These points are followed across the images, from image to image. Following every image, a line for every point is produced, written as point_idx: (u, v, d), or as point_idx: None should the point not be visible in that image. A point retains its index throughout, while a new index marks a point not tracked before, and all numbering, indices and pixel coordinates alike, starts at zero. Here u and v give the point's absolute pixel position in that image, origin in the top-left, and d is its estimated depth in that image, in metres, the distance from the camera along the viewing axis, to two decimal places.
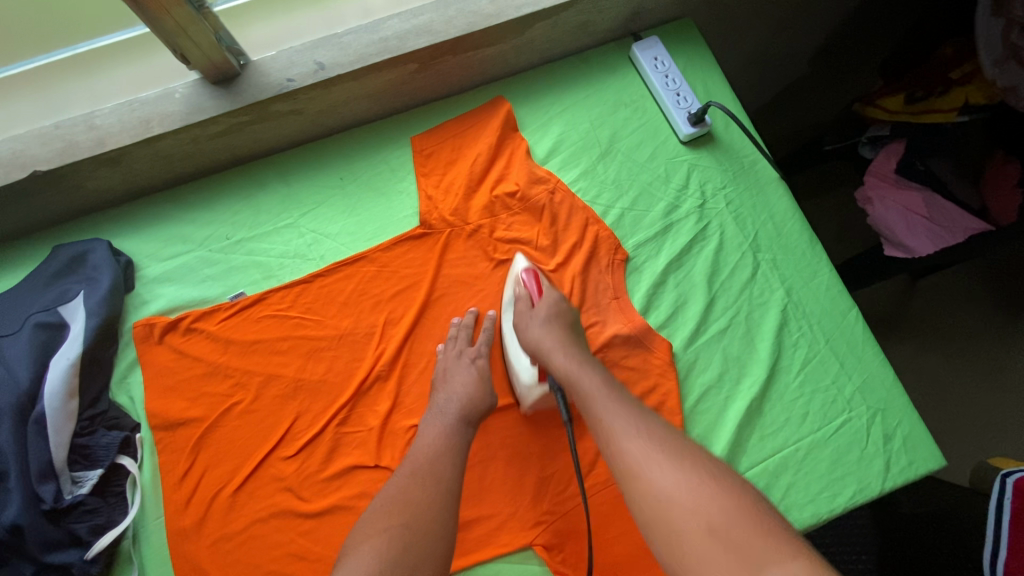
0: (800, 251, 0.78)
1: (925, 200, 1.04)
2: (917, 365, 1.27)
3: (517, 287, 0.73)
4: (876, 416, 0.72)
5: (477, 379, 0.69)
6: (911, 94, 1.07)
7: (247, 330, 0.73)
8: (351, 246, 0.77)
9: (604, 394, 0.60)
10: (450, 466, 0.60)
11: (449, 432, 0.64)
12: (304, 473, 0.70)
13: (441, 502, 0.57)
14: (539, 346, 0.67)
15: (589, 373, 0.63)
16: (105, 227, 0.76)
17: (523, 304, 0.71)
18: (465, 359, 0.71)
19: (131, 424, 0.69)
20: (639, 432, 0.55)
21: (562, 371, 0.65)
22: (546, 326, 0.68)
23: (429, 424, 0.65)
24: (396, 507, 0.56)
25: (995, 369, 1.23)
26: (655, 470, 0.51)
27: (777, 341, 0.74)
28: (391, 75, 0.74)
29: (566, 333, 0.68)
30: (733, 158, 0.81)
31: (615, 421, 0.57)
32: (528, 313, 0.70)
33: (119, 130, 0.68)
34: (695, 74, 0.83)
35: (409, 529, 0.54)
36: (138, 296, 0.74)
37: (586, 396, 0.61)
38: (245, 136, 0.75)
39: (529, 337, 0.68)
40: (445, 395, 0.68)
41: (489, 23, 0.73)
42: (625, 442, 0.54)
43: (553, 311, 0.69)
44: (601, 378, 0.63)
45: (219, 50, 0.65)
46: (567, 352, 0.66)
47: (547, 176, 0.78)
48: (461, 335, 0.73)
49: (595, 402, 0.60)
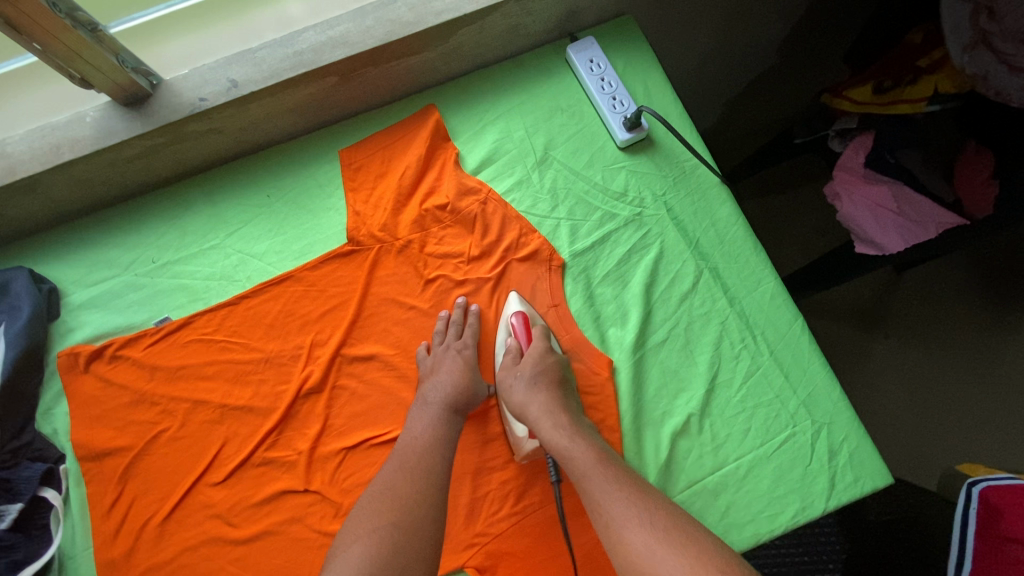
0: (743, 258, 0.74)
1: (892, 193, 1.00)
2: (899, 361, 1.22)
3: (510, 337, 0.72)
4: (822, 430, 0.68)
5: (465, 366, 0.69)
6: (879, 84, 1.03)
7: (172, 357, 0.72)
8: (278, 265, 0.76)
9: (600, 474, 0.58)
10: (439, 459, 0.63)
11: (436, 423, 0.65)
12: (233, 499, 0.68)
13: (429, 497, 0.59)
14: (524, 411, 0.65)
15: (582, 446, 0.60)
16: (31, 254, 0.75)
17: (510, 360, 0.70)
18: (450, 351, 0.70)
19: (56, 455, 0.68)
20: (643, 524, 0.53)
21: (551, 442, 0.62)
22: (530, 391, 0.66)
23: (415, 415, 0.66)
24: (385, 506, 0.58)
25: (974, 361, 1.20)
26: (662, 559, 0.50)
27: (719, 355, 0.71)
28: (310, 89, 0.72)
29: (553, 394, 0.65)
30: (673, 162, 0.77)
31: (620, 517, 0.54)
32: (511, 373, 0.68)
33: (30, 157, 0.67)
34: (634, 75, 0.80)
35: (397, 527, 0.56)
36: (64, 324, 0.73)
37: (581, 473, 0.59)
38: (165, 157, 0.73)
39: (514, 403, 0.67)
40: (429, 386, 0.68)
41: (406, 32, 0.69)
42: (627, 533, 0.53)
43: (539, 369, 0.67)
44: (595, 451, 0.60)
45: (123, 72, 0.64)
46: (556, 420, 0.63)
47: (478, 187, 0.76)
48: (449, 328, 0.72)
49: (590, 484, 0.58)
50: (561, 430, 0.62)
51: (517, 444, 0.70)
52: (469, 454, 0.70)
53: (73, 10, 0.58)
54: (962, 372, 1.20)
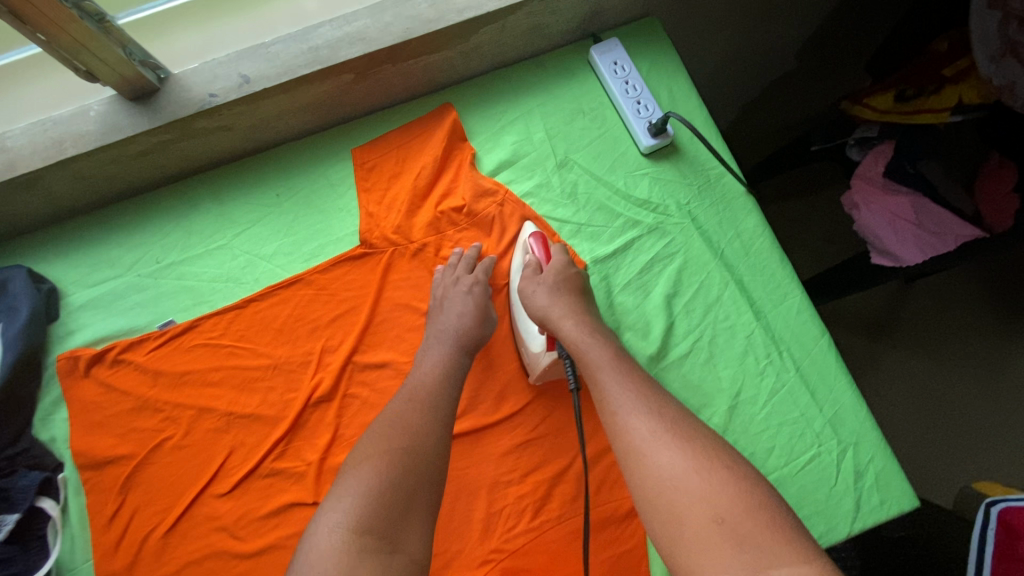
0: (769, 270, 0.72)
1: (914, 205, 0.98)
2: (911, 372, 1.21)
3: (527, 255, 0.70)
4: (847, 450, 0.66)
5: (479, 307, 0.67)
6: (901, 93, 1.01)
7: (176, 361, 0.69)
8: (288, 267, 0.73)
9: (615, 368, 0.58)
10: (447, 392, 0.61)
11: (445, 357, 0.64)
12: (240, 511, 0.66)
13: (429, 428, 0.57)
14: (545, 314, 0.64)
15: (599, 345, 0.60)
16: (29, 252, 0.72)
17: (530, 271, 0.68)
18: (462, 287, 0.68)
19: (54, 463, 0.66)
20: (646, 413, 0.53)
21: (570, 351, 0.62)
22: (552, 295, 0.64)
23: (427, 353, 0.65)
24: (384, 436, 0.55)
25: (985, 374, 1.19)
26: (661, 452, 0.49)
27: (743, 370, 0.69)
28: (325, 86, 0.69)
29: (574, 298, 0.65)
30: (697, 170, 0.75)
31: (623, 402, 0.54)
32: (533, 280, 0.67)
33: (30, 152, 0.64)
34: (658, 79, 0.77)
35: (405, 452, 0.54)
36: (64, 326, 0.70)
37: (594, 367, 0.59)
38: (172, 154, 0.70)
39: (534, 305, 0.65)
40: (441, 324, 0.66)
41: (427, 29, 0.67)
42: (631, 419, 0.53)
43: (561, 277, 0.66)
44: (611, 350, 0.60)
45: (131, 66, 0.61)
46: (575, 317, 0.63)
47: (494, 189, 0.74)
48: (459, 263, 0.71)
49: (604, 376, 0.57)
50: (581, 327, 0.62)
51: (533, 456, 0.68)
52: (485, 467, 0.67)
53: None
54: (974, 385, 1.18)
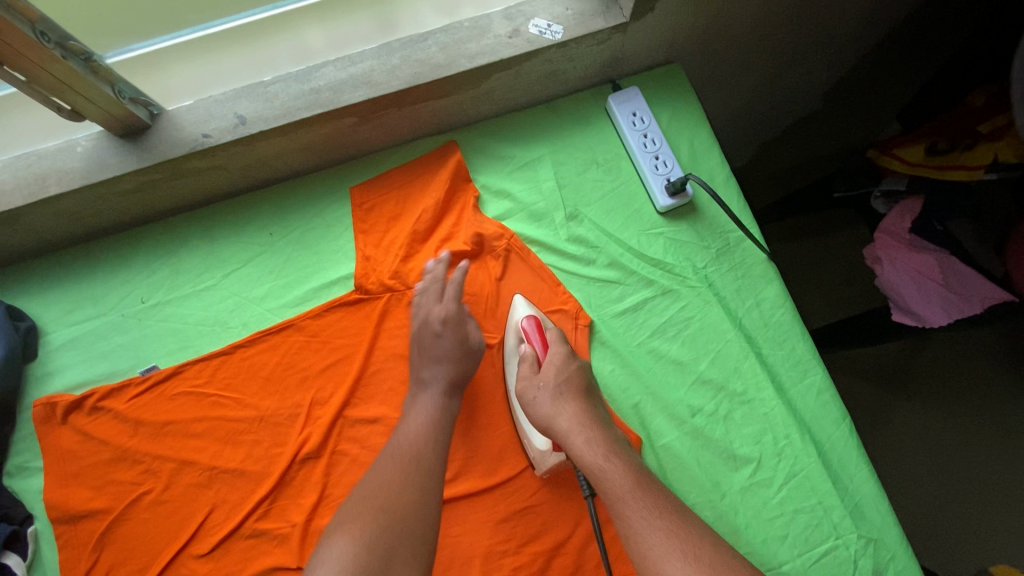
0: (790, 344, 0.67)
1: (939, 264, 0.92)
2: (931, 432, 1.15)
3: (522, 343, 0.65)
4: (868, 547, 0.61)
5: (461, 347, 0.64)
6: (932, 146, 0.95)
7: (158, 410, 0.66)
8: (279, 312, 0.69)
9: (638, 500, 0.52)
10: (433, 444, 0.58)
11: (434, 410, 0.61)
12: (220, 573, 0.61)
13: (412, 478, 0.55)
14: (551, 423, 0.58)
15: (617, 469, 0.54)
16: (10, 285, 0.69)
17: (527, 368, 0.62)
18: (435, 325, 0.64)
19: (23, 515, 0.62)
20: (682, 558, 0.48)
21: (583, 460, 0.56)
22: (557, 403, 0.59)
23: (412, 403, 0.62)
24: (371, 490, 0.55)
25: (1009, 439, 1.12)
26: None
27: (757, 449, 0.64)
28: (326, 128, 0.65)
29: (583, 405, 0.59)
30: (716, 232, 0.70)
31: (656, 546, 0.49)
32: (533, 382, 0.61)
33: (13, 188, 0.61)
34: (679, 132, 0.73)
35: (384, 517, 0.52)
36: (41, 367, 0.67)
37: (616, 499, 0.53)
38: (163, 192, 0.67)
39: (540, 416, 0.59)
40: (426, 372, 0.63)
41: (436, 75, 0.63)
42: (668, 570, 0.47)
43: (563, 377, 0.60)
44: (630, 474, 0.54)
45: (120, 104, 0.57)
46: (586, 433, 0.57)
47: (501, 233, 0.70)
48: (431, 286, 0.67)
49: (624, 508, 0.52)
50: (593, 445, 0.56)
51: (531, 525, 0.63)
52: (481, 534, 0.63)
53: (64, 39, 0.51)
54: (998, 450, 1.12)
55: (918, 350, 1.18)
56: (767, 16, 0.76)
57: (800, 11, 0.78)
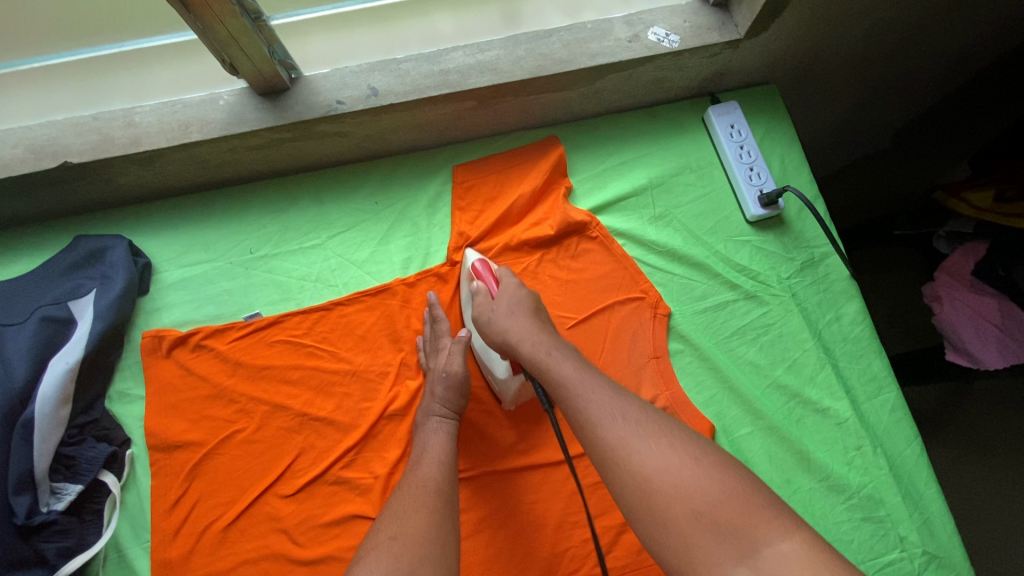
0: (866, 359, 0.69)
1: (1000, 309, 0.93)
2: (971, 478, 1.15)
3: (475, 281, 0.65)
4: (931, 563, 0.63)
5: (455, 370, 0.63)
6: (1002, 193, 0.95)
7: (257, 353, 0.69)
8: (376, 275, 0.73)
9: (586, 379, 0.51)
10: (437, 465, 0.57)
11: (439, 433, 0.61)
12: (303, 515, 0.64)
13: (430, 504, 0.53)
14: (505, 336, 0.58)
15: (558, 357, 0.54)
16: (131, 223, 0.74)
17: (481, 298, 0.62)
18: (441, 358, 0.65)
19: (121, 438, 0.66)
20: (624, 424, 0.47)
21: (529, 355, 0.55)
22: (507, 316, 0.59)
23: (422, 435, 0.62)
24: (388, 519, 0.52)
25: None
26: (644, 445, 0.45)
27: (830, 456, 0.66)
28: (446, 109, 0.69)
29: (534, 319, 0.58)
30: (802, 247, 0.73)
31: (597, 413, 0.48)
32: (488, 305, 0.61)
33: (157, 130, 0.65)
34: (772, 148, 0.76)
35: (397, 538, 0.50)
36: (151, 301, 0.71)
37: (558, 382, 0.52)
38: (285, 151, 0.71)
39: (494, 333, 0.59)
40: (434, 402, 0.63)
41: (559, 69, 0.67)
42: (605, 428, 0.47)
43: (514, 299, 0.60)
44: (573, 358, 0.54)
45: (271, 63, 0.62)
46: (535, 340, 0.56)
47: (587, 221, 0.73)
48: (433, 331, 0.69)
49: (569, 388, 0.51)
50: (540, 346, 0.55)
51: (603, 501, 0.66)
52: (552, 505, 0.66)
53: None
54: None
55: (965, 395, 1.19)
56: (865, 47, 0.79)
57: (896, 46, 0.81)
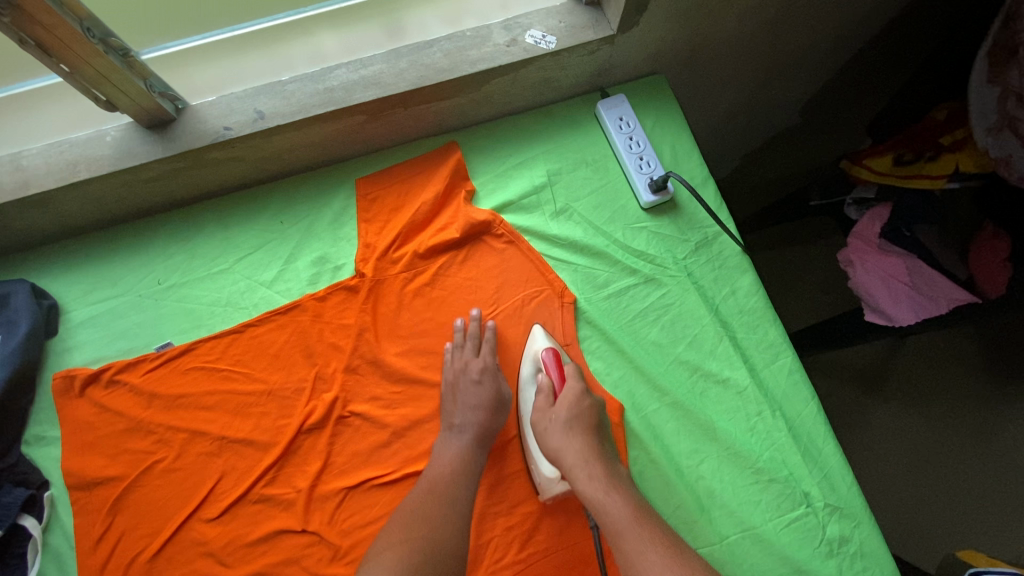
0: (762, 329, 0.72)
1: (907, 268, 0.98)
2: (912, 433, 1.20)
3: (538, 371, 0.70)
4: (833, 515, 0.66)
5: (489, 397, 0.68)
6: (900, 156, 1.02)
7: (171, 384, 0.70)
8: (287, 293, 0.74)
9: (637, 531, 0.56)
10: (463, 488, 0.62)
11: (463, 454, 0.64)
12: (228, 536, 0.65)
13: (455, 521, 0.59)
14: (558, 457, 0.62)
15: (616, 502, 0.57)
16: (35, 266, 0.74)
17: (543, 401, 0.67)
18: (473, 377, 0.68)
19: (38, 481, 0.66)
20: None
21: (585, 493, 0.59)
22: (567, 435, 0.62)
23: (443, 445, 0.65)
24: (409, 527, 0.58)
25: (986, 439, 1.19)
26: None
27: (733, 424, 0.69)
28: (336, 126, 0.71)
29: (590, 442, 0.62)
30: (696, 228, 0.76)
31: (655, 574, 0.52)
32: (546, 415, 0.65)
33: (45, 172, 0.66)
34: (662, 136, 0.79)
35: (429, 546, 0.56)
36: (61, 342, 0.71)
37: (615, 532, 0.56)
38: (182, 180, 0.72)
39: (549, 445, 0.63)
40: (458, 415, 0.66)
41: (440, 78, 0.69)
42: None
43: (573, 413, 0.63)
44: (630, 506, 0.58)
45: (150, 96, 0.63)
46: (590, 470, 0.60)
47: (492, 221, 0.75)
48: (465, 342, 0.71)
49: (624, 540, 0.56)
50: (597, 481, 0.59)
51: (524, 488, 0.68)
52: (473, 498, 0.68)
53: (107, 36, 0.57)
54: (972, 445, 1.18)
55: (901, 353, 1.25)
56: (744, 32, 0.83)
57: (773, 29, 0.85)
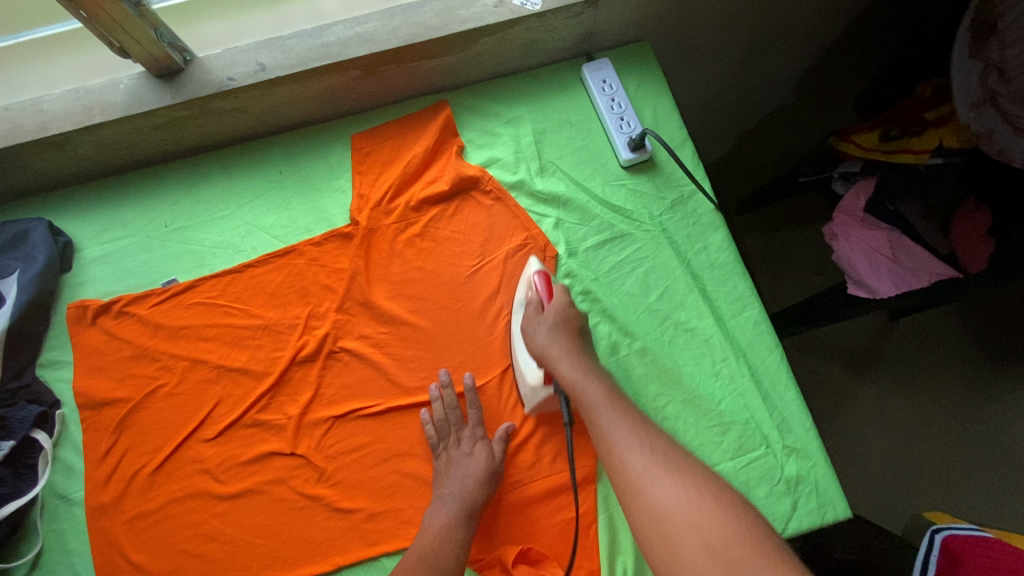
0: (731, 282, 0.76)
1: (890, 241, 0.98)
2: (899, 412, 1.23)
3: (529, 290, 0.73)
4: (791, 455, 0.70)
5: (480, 466, 0.67)
6: (886, 133, 1.04)
7: (175, 316, 0.75)
8: (284, 238, 0.79)
9: (611, 408, 0.62)
10: (454, 556, 0.61)
11: (453, 523, 0.64)
12: (223, 456, 0.71)
13: None
14: (544, 353, 0.67)
15: (594, 384, 0.64)
16: (52, 207, 0.79)
17: (533, 310, 0.71)
18: (463, 446, 0.69)
19: (51, 400, 0.71)
20: (643, 449, 0.57)
21: (567, 378, 0.65)
22: (551, 334, 0.67)
23: (433, 514, 0.65)
24: None
25: (971, 419, 1.22)
26: (663, 484, 0.54)
27: (699, 369, 0.73)
28: (333, 80, 0.76)
29: (573, 339, 0.68)
30: (672, 186, 0.80)
31: (625, 450, 0.58)
32: (535, 318, 0.70)
33: (63, 115, 0.71)
34: (644, 99, 0.83)
35: None
36: (74, 276, 0.77)
37: (592, 408, 0.62)
38: (189, 129, 0.77)
39: (534, 345, 0.68)
40: (447, 486, 0.66)
41: (430, 35, 0.73)
42: (629, 456, 0.57)
43: (560, 317, 0.68)
44: (605, 387, 0.64)
45: (159, 45, 0.68)
46: (572, 360, 0.66)
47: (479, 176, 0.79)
48: (447, 413, 0.71)
49: (599, 413, 0.62)
50: (578, 367, 0.65)
51: (500, 424, 0.73)
52: None
53: None
54: (954, 423, 1.22)
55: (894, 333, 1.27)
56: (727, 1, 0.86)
57: None
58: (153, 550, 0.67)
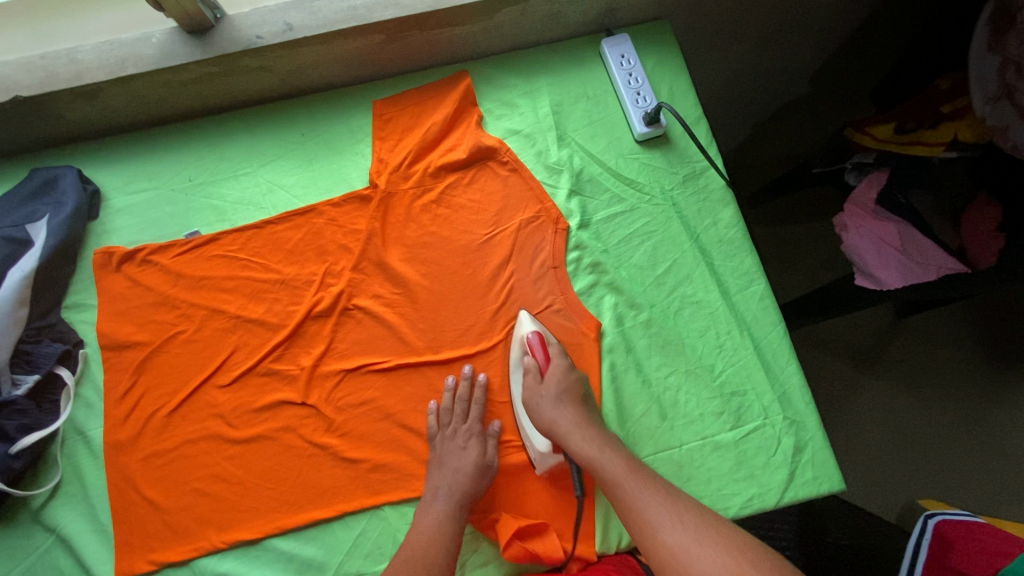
0: (738, 258, 0.78)
1: (899, 232, 0.96)
2: (901, 410, 1.23)
3: (526, 354, 0.73)
4: (790, 427, 0.71)
5: (474, 462, 0.67)
6: (901, 125, 1.02)
7: (196, 267, 0.77)
8: (303, 198, 0.81)
9: (631, 481, 0.62)
10: (440, 551, 0.62)
11: (443, 518, 0.64)
12: (237, 402, 0.73)
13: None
14: (552, 427, 0.67)
15: (611, 457, 0.64)
16: (81, 157, 0.82)
17: (532, 379, 0.71)
18: (458, 440, 0.69)
19: (75, 339, 0.74)
20: (675, 527, 0.58)
21: (580, 453, 0.65)
22: (557, 406, 0.67)
23: (424, 508, 0.66)
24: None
25: (972, 418, 1.23)
26: (701, 553, 0.55)
27: (703, 341, 0.74)
28: (358, 43, 0.78)
29: (579, 411, 0.68)
30: (685, 161, 0.81)
31: (654, 519, 0.59)
32: (535, 391, 0.70)
33: (97, 66, 0.73)
34: (661, 76, 0.84)
35: None
36: (101, 224, 0.79)
37: (611, 483, 0.62)
38: (216, 86, 0.79)
39: (542, 417, 0.68)
40: (442, 479, 0.67)
41: (454, 2, 0.75)
42: (663, 534, 0.58)
43: (562, 387, 0.69)
44: (624, 458, 0.64)
45: (194, 2, 0.69)
46: (583, 434, 0.66)
47: (497, 147, 0.81)
48: (454, 405, 0.72)
49: (622, 491, 0.61)
50: (591, 443, 0.66)
51: (506, 385, 0.75)
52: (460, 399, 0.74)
53: None
54: (953, 420, 1.23)
55: (902, 328, 1.26)
56: None
57: None
58: (167, 487, 0.70)
